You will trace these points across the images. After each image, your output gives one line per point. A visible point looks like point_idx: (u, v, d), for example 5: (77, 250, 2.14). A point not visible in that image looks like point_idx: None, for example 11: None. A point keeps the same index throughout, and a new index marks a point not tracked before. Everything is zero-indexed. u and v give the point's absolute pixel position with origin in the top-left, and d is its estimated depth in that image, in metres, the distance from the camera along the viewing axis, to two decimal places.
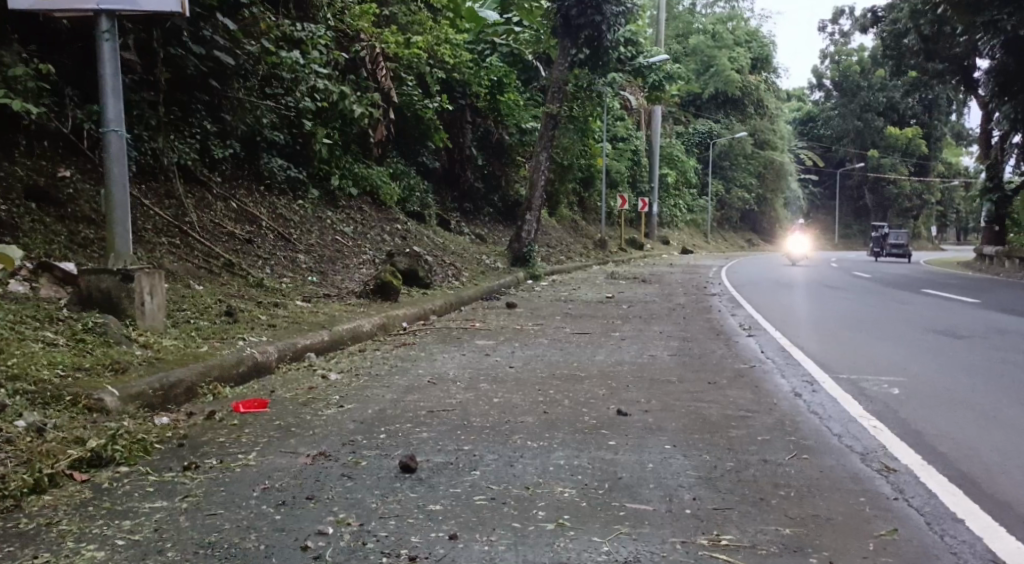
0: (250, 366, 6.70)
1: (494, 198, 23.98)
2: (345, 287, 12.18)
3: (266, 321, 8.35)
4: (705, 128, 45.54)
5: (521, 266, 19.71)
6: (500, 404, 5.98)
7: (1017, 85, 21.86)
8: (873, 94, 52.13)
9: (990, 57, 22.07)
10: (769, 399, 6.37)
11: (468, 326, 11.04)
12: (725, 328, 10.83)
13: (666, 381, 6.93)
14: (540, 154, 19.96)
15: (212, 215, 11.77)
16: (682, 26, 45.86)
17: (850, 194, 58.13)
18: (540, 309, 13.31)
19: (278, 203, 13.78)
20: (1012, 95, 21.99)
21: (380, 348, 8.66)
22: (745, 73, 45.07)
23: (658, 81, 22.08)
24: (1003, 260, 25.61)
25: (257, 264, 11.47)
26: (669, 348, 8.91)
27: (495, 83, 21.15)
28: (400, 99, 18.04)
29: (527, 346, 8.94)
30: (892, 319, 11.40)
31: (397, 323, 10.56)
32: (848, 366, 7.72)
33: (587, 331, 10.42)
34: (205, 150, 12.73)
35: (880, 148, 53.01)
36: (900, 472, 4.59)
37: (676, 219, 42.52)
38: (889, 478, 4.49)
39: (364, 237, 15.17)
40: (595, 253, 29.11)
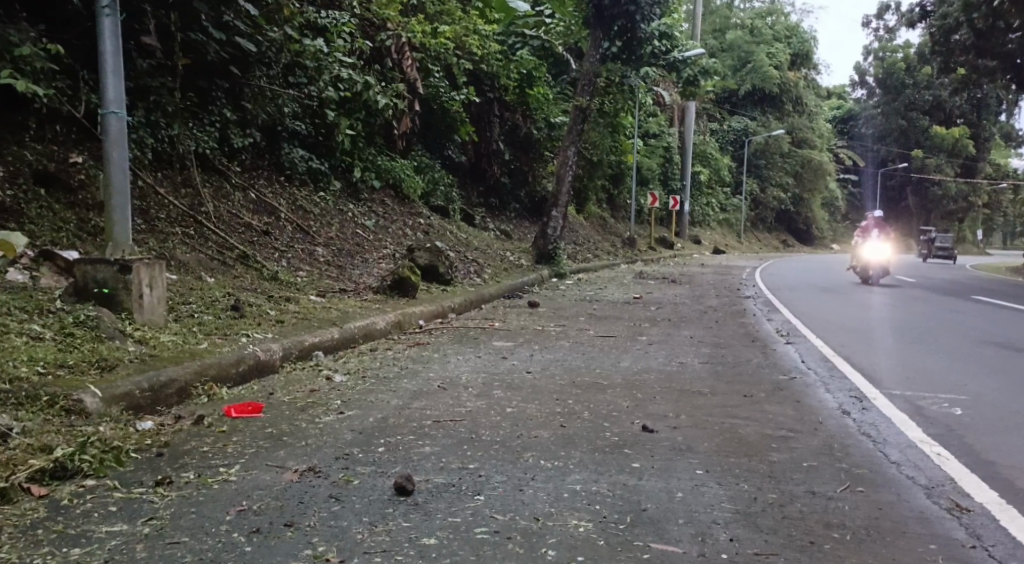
0: (252, 365, 6.28)
1: (520, 194, 23.53)
2: (362, 283, 11.75)
3: (275, 317, 7.88)
4: (741, 125, 44.85)
5: (546, 263, 19.24)
6: (512, 415, 5.52)
7: None
8: (918, 92, 51.21)
9: None
10: (816, 419, 5.80)
11: (487, 326, 10.58)
12: (760, 334, 10.29)
13: (695, 393, 6.45)
14: (568, 149, 19.38)
15: (230, 205, 11.34)
16: (720, 22, 45.10)
17: (890, 195, 56.91)
18: (564, 309, 12.80)
19: (298, 194, 13.38)
20: None
21: (393, 348, 8.21)
22: (785, 70, 44.19)
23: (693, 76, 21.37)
24: None
25: (274, 257, 10.98)
26: (700, 355, 8.40)
27: (523, 77, 20.64)
28: (427, 90, 17.69)
29: (547, 349, 8.46)
30: (938, 329, 10.78)
31: (414, 322, 10.14)
32: (895, 381, 7.19)
33: (612, 334, 9.92)
34: (224, 139, 12.13)
35: (925, 148, 51.77)
36: (974, 513, 4.19)
37: (708, 217, 41.86)
38: (961, 519, 4.08)
39: (385, 231, 14.74)
40: (624, 250, 28.60)
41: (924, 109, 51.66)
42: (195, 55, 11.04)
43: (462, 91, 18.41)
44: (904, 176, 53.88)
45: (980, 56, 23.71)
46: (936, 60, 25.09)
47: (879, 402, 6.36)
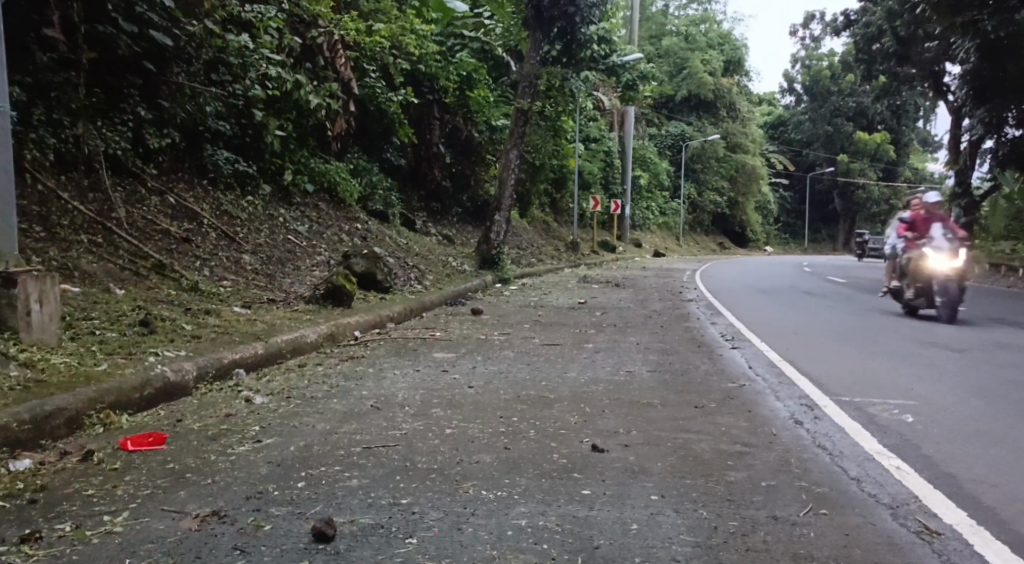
0: (159, 388, 5.75)
1: (462, 197, 22.93)
2: (292, 292, 11.12)
3: (189, 332, 7.31)
4: (677, 130, 45.08)
5: (489, 268, 18.72)
6: (453, 436, 4.98)
7: (992, 90, 20.30)
8: (843, 99, 51.14)
9: (961, 61, 20.38)
10: (770, 429, 5.39)
11: (426, 336, 10.02)
12: (707, 338, 9.93)
13: (647, 405, 5.98)
14: (511, 152, 18.88)
15: (145, 211, 10.77)
16: (655, 28, 45.18)
17: (819, 199, 57.85)
18: (507, 316, 12.30)
19: (223, 198, 12.71)
20: (987, 100, 20.49)
21: (322, 363, 7.63)
22: (718, 76, 44.47)
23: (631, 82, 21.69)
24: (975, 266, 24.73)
25: (192, 266, 10.36)
26: (649, 362, 7.96)
27: (464, 78, 20.29)
28: (362, 91, 17.11)
29: (491, 361, 7.94)
30: (887, 330, 10.56)
31: (348, 333, 9.55)
32: (851, 384, 6.86)
33: (557, 342, 9.44)
34: (139, 139, 11.57)
35: (848, 153, 52.32)
36: (942, 535, 3.79)
37: (648, 221, 41.85)
38: (932, 545, 3.68)
39: (319, 237, 14.09)
40: (565, 255, 28.28)
41: (848, 116, 51.56)
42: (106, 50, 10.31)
43: (400, 92, 17.83)
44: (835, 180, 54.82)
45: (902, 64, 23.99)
46: (861, 70, 25.40)
47: (830, 408, 5.94)
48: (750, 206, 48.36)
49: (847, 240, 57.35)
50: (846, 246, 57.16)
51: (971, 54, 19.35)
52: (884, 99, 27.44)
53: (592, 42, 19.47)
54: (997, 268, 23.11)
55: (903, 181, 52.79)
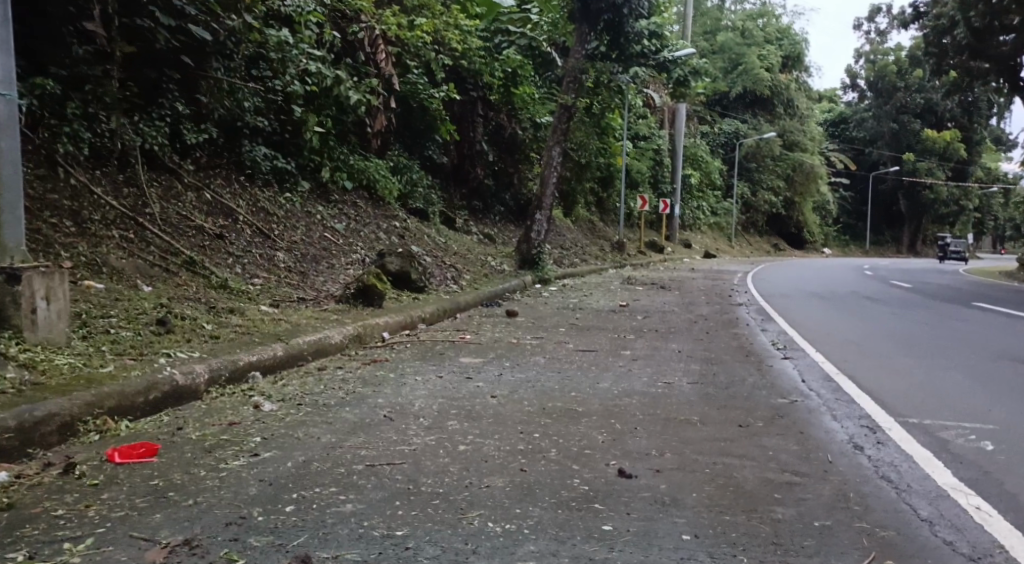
0: (166, 392, 5.40)
1: (505, 197, 22.55)
2: (324, 291, 10.85)
3: (208, 332, 6.93)
4: (731, 128, 44.19)
5: (529, 268, 18.32)
6: (465, 455, 4.61)
7: None
8: (910, 95, 50.06)
9: None
10: (824, 457, 4.97)
11: (457, 338, 9.67)
12: (756, 347, 9.41)
13: (683, 423, 5.50)
14: (553, 150, 18.35)
15: (179, 207, 10.41)
16: (711, 23, 44.30)
17: (881, 199, 56.18)
18: (544, 319, 11.91)
19: (260, 194, 12.48)
20: None
21: (344, 367, 7.30)
22: (775, 72, 43.45)
23: (683, 78, 20.37)
24: None
25: (223, 264, 10.05)
26: (690, 374, 7.48)
27: (509, 75, 19.84)
28: (404, 87, 16.83)
29: (519, 368, 7.52)
30: (944, 341, 9.93)
31: (376, 334, 9.24)
32: (911, 406, 6.30)
33: (593, 348, 9.01)
34: (176, 134, 11.25)
35: (916, 151, 50.88)
36: None
37: (699, 221, 41.11)
38: None
39: (356, 235, 13.80)
40: (612, 255, 27.80)
41: (916, 112, 50.37)
42: (141, 43, 10.14)
43: (442, 88, 17.51)
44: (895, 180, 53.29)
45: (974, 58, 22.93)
46: (931, 64, 24.42)
47: (893, 431, 5.53)
48: (806, 206, 47.19)
49: (909, 242, 55.62)
50: (907, 249, 55.46)
51: None
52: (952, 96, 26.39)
53: (643, 36, 18.98)
54: None
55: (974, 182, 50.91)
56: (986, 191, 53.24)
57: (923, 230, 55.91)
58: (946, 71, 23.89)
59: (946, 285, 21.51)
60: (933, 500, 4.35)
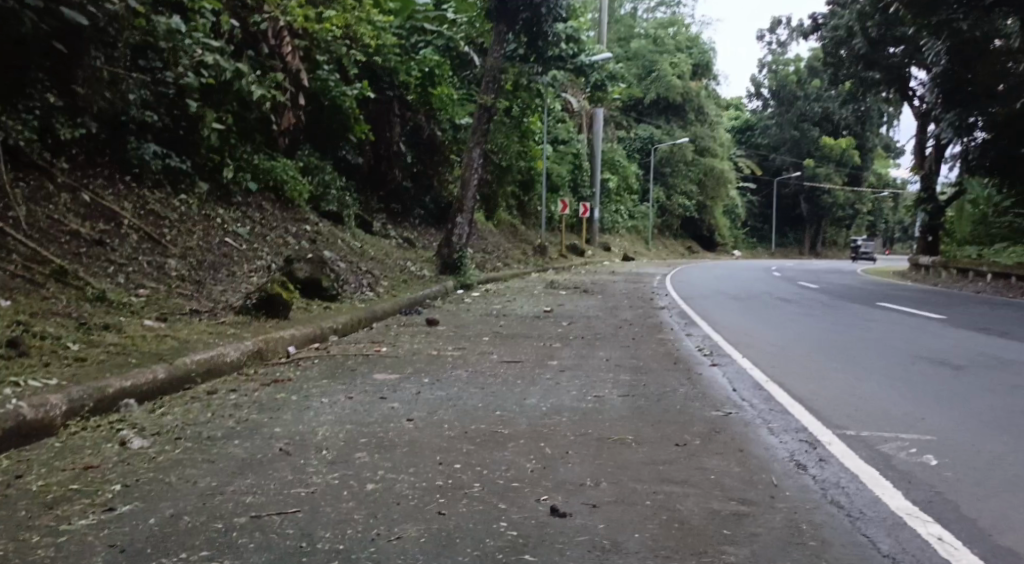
0: (7, 430, 4.72)
1: (425, 200, 21.65)
2: (222, 301, 9.92)
3: (70, 356, 6.24)
4: (645, 133, 44.22)
5: (450, 274, 17.56)
6: (375, 496, 3.84)
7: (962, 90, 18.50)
8: (809, 104, 51.02)
9: (930, 59, 18.59)
10: (769, 480, 4.26)
11: (370, 352, 8.87)
12: (683, 353, 8.85)
13: (620, 441, 4.81)
14: (475, 152, 17.62)
15: (51, 209, 9.54)
16: (625, 30, 43.96)
17: (784, 204, 57.17)
18: (466, 328, 11.18)
19: (150, 197, 11.46)
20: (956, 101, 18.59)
21: (239, 390, 6.51)
22: (687, 79, 43.68)
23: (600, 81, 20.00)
24: (938, 271, 23.72)
25: (102, 273, 9.10)
26: (624, 383, 6.87)
27: (426, 74, 19.01)
28: (314, 84, 15.93)
29: (439, 386, 6.75)
30: (876, 343, 9.52)
31: (280, 349, 8.40)
32: (848, 411, 5.74)
33: (518, 359, 8.30)
34: (47, 129, 10.50)
35: (814, 158, 51.74)
36: None
37: (616, 225, 40.96)
38: None
39: (262, 240, 12.82)
40: (533, 259, 27.27)
41: (814, 120, 51.42)
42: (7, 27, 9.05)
43: (356, 86, 16.58)
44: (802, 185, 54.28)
45: (867, 68, 22.77)
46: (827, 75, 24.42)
47: (833, 446, 4.81)
48: (716, 211, 47.66)
49: (811, 245, 56.79)
50: (811, 250, 56.63)
51: (941, 58, 17.99)
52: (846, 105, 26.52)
53: (561, 39, 18.50)
54: (960, 274, 22.24)
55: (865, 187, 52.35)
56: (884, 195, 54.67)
57: (822, 233, 57.20)
58: (841, 82, 24.02)
59: (861, 286, 21.57)
60: (888, 532, 3.71)
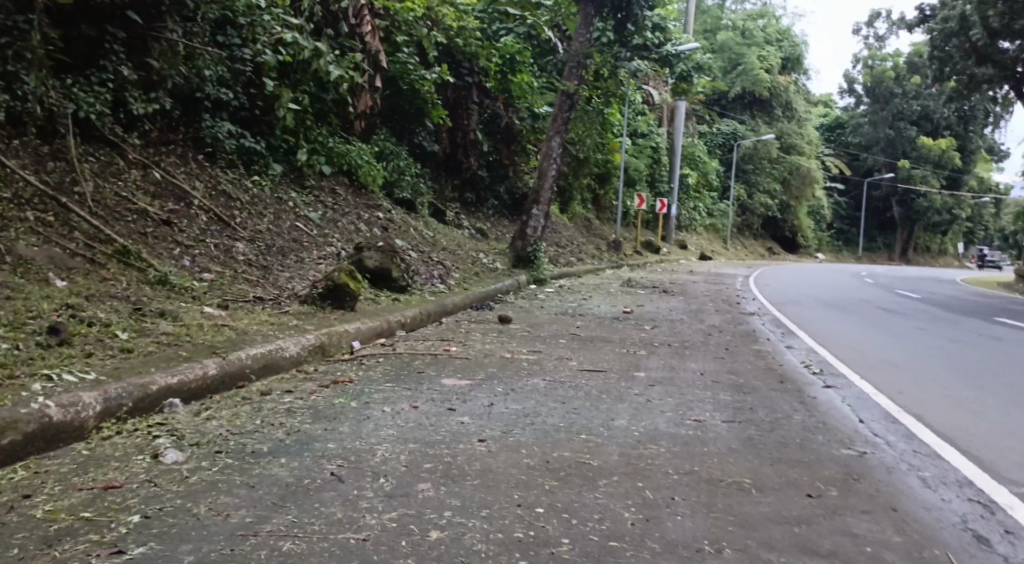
0: (30, 434, 4.12)
1: (500, 190, 20.75)
2: (288, 290, 9.37)
3: (117, 343, 5.66)
4: (729, 128, 42.93)
5: (524, 267, 16.87)
6: (440, 555, 3.21)
7: None
8: (907, 101, 48.97)
9: None
10: (947, 559, 3.42)
11: (440, 351, 8.18)
12: (786, 370, 7.94)
13: (737, 488, 4.01)
14: (554, 141, 16.73)
15: (119, 186, 9.11)
16: (711, 21, 43.32)
17: (875, 206, 55.00)
18: (540, 327, 10.48)
19: (222, 176, 11.01)
20: None
21: (295, 391, 5.88)
22: (775, 72, 42.20)
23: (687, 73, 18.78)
24: None
25: (166, 255, 8.62)
26: (724, 408, 6.03)
27: (506, 60, 18.53)
28: (393, 66, 15.38)
29: (514, 397, 6.03)
30: (1001, 367, 8.51)
31: (344, 344, 7.81)
32: (1014, 459, 4.84)
33: (603, 368, 7.55)
34: (120, 102, 9.97)
35: (911, 158, 49.78)
36: None
37: (695, 222, 39.75)
38: None
39: (333, 225, 12.24)
40: (607, 255, 26.45)
41: (912, 119, 49.40)
42: None
43: (435, 70, 16.03)
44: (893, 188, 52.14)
45: (981, 65, 21.22)
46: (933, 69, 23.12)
47: (1019, 511, 3.92)
48: (801, 211, 45.97)
49: (902, 250, 54.47)
50: (902, 256, 54.25)
51: None
52: (950, 103, 24.97)
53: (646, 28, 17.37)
54: None
55: (968, 191, 49.87)
56: (981, 201, 52.14)
57: (915, 237, 54.80)
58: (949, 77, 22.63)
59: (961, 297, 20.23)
60: None
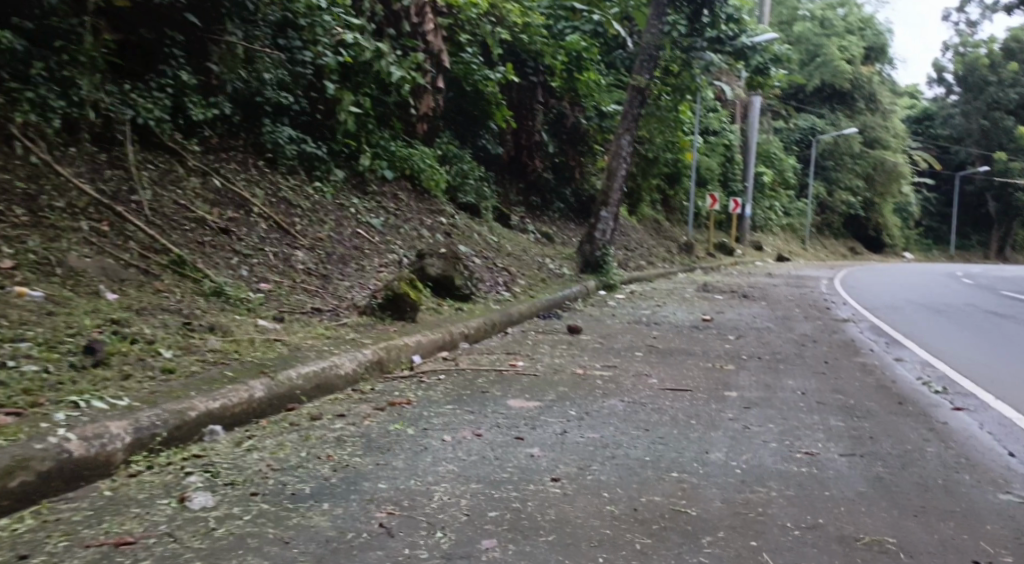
0: (45, 474, 3.65)
1: (565, 192, 20.11)
2: (348, 300, 8.86)
3: (159, 364, 5.18)
4: (807, 124, 41.54)
5: (592, 272, 16.19)
6: None
7: None
8: (1003, 90, 46.35)
9: None
10: None
11: (506, 366, 7.60)
12: (904, 390, 7.21)
13: (882, 552, 3.70)
14: (623, 139, 16.17)
15: (178, 193, 8.67)
16: (786, 13, 42.18)
17: (967, 201, 52.55)
18: (613, 338, 9.82)
19: (283, 182, 10.53)
20: None
21: (349, 415, 5.32)
22: (856, 64, 40.68)
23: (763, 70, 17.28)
24: None
25: (222, 265, 8.15)
26: (839, 448, 5.25)
27: (572, 57, 17.66)
28: (455, 67, 14.88)
29: (590, 425, 5.42)
30: None
31: (403, 359, 7.28)
32: None
33: (685, 387, 6.87)
34: (179, 107, 9.51)
35: (1009, 150, 47.80)
36: None
37: (771, 222, 38.46)
38: None
39: (396, 231, 11.73)
40: (680, 258, 25.55)
41: (1008, 108, 46.96)
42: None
43: (499, 70, 15.49)
44: (984, 183, 49.76)
45: None
46: None
47: None
48: (886, 209, 44.07)
49: (998, 247, 51.85)
50: (996, 254, 51.64)
51: None
52: None
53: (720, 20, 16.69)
54: None
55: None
56: None
57: (1011, 233, 52.20)
58: None
59: None
60: None
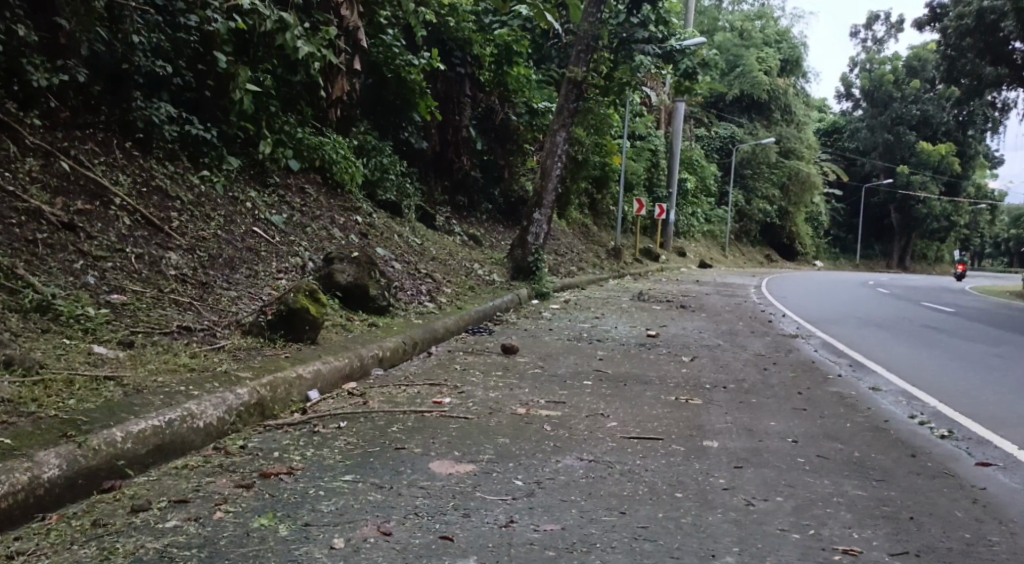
0: None
1: (494, 192, 18.46)
2: (228, 315, 7.05)
3: None
4: (728, 132, 40.80)
5: (523, 278, 14.64)
6: None
7: None
8: (906, 106, 47.04)
9: None
10: None
11: (429, 405, 5.93)
12: (908, 436, 5.68)
13: None
14: (557, 134, 14.60)
15: (6, 177, 6.79)
16: (708, 22, 40.51)
17: (871, 213, 52.66)
18: (552, 361, 8.26)
19: (158, 169, 8.61)
20: None
21: (185, 499, 3.72)
22: (774, 75, 40.11)
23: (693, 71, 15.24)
24: None
25: (59, 271, 6.34)
26: (884, 543, 3.75)
27: (501, 50, 16.28)
28: (375, 50, 13.13)
29: (544, 508, 3.83)
30: None
31: (294, 397, 5.55)
32: None
33: (656, 436, 5.31)
34: (15, 71, 7.65)
35: (909, 164, 47.81)
36: None
37: (693, 229, 37.54)
38: None
39: (300, 230, 9.91)
40: (608, 264, 24.23)
41: (910, 124, 47.49)
42: None
43: (425, 56, 13.81)
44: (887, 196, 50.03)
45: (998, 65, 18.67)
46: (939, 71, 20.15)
47: None
48: (801, 217, 43.82)
49: (902, 257, 52.20)
50: (899, 263, 52.23)
51: None
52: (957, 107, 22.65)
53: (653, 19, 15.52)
54: None
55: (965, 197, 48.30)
56: (976, 209, 50.11)
57: (912, 244, 52.87)
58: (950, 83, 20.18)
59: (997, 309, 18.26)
60: None
